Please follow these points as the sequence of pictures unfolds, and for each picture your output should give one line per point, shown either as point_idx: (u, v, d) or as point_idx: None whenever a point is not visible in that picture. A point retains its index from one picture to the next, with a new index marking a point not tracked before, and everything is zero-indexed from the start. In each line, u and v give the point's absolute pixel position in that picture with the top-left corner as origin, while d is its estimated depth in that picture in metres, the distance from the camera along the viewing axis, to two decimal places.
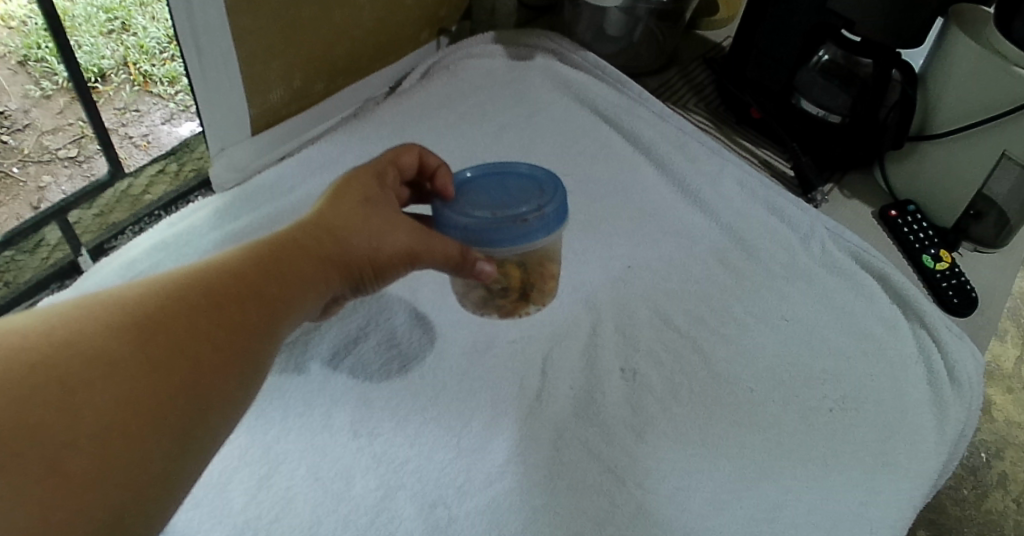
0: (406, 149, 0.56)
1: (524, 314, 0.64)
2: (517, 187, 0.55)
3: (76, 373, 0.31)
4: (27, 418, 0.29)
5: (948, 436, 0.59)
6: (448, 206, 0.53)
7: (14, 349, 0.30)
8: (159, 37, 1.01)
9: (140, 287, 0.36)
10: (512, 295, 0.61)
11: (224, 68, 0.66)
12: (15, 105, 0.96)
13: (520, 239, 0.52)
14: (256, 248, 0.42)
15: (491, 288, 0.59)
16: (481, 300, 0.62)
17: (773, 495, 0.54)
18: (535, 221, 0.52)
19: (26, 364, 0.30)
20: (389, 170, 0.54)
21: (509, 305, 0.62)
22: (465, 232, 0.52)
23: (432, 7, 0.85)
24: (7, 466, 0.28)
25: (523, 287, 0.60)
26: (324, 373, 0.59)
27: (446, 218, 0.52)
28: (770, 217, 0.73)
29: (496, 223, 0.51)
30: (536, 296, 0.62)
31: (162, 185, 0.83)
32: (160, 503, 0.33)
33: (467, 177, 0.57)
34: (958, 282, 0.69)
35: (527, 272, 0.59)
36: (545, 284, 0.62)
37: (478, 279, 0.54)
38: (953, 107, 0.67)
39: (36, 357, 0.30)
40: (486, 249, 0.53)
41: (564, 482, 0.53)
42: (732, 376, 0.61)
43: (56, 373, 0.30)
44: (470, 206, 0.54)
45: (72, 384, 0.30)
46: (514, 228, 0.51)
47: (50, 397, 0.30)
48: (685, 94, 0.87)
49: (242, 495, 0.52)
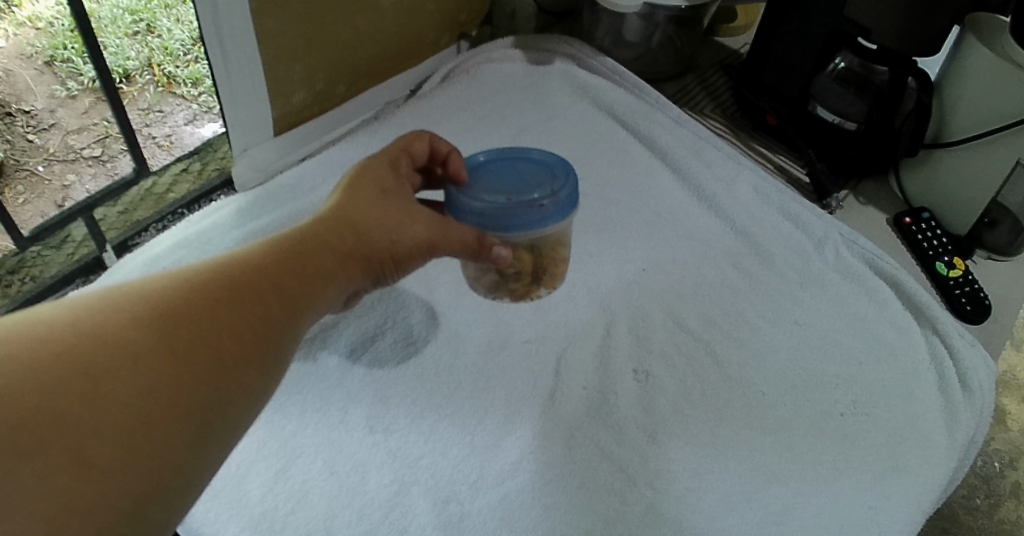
0: (416, 137, 0.57)
1: (535, 297, 0.66)
2: (530, 172, 0.56)
3: (100, 361, 0.32)
4: (53, 403, 0.30)
5: (959, 442, 0.59)
6: (461, 191, 0.54)
7: (40, 340, 0.31)
8: (183, 39, 1.03)
9: (163, 281, 0.37)
10: (524, 281, 0.63)
11: (248, 70, 0.68)
12: (41, 105, 0.98)
13: (535, 224, 0.53)
14: (275, 243, 0.43)
15: (505, 272, 0.61)
16: (494, 284, 0.64)
17: (782, 498, 0.54)
18: (549, 207, 0.53)
19: (53, 355, 0.31)
20: (401, 158, 0.55)
21: (522, 289, 0.64)
22: (481, 217, 0.52)
23: (452, 12, 0.86)
24: (35, 453, 0.29)
25: (535, 272, 0.62)
26: (342, 367, 0.60)
27: (460, 203, 0.53)
28: (784, 222, 0.73)
29: (512, 208, 0.52)
30: (548, 279, 0.64)
31: (185, 184, 0.84)
32: (183, 488, 0.34)
33: (478, 160, 0.58)
34: (972, 290, 0.69)
35: (538, 259, 0.60)
36: (555, 269, 0.64)
37: (494, 264, 0.54)
38: (967, 116, 0.67)
39: (61, 347, 0.31)
40: (501, 235, 0.53)
41: (576, 480, 0.54)
42: (744, 379, 0.61)
43: (81, 362, 0.31)
44: (483, 191, 0.54)
45: (97, 372, 0.32)
46: (529, 213, 0.52)
47: (76, 384, 0.31)
48: (702, 100, 0.88)
49: (259, 488, 0.53)
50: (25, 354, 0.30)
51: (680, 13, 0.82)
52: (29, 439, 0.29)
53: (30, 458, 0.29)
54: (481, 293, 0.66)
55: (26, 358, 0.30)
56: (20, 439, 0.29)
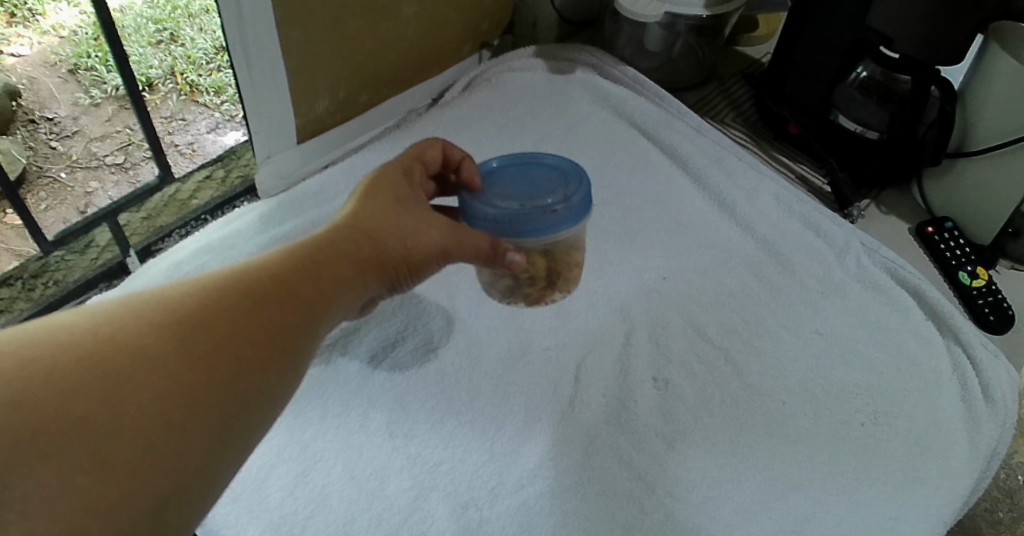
0: (429, 145, 0.57)
1: (551, 301, 0.66)
2: (543, 177, 0.56)
3: (118, 367, 0.32)
4: (71, 407, 0.30)
5: (982, 453, 0.58)
6: (476, 198, 0.54)
7: (61, 344, 0.32)
8: (206, 48, 1.05)
9: (183, 287, 0.38)
10: (539, 285, 0.63)
11: (272, 79, 0.69)
12: (65, 112, 1.00)
13: (549, 228, 0.53)
14: (292, 250, 0.43)
15: (520, 276, 0.61)
16: (510, 289, 0.64)
17: (802, 507, 0.54)
18: (563, 212, 0.53)
19: (74, 358, 0.31)
20: (416, 166, 0.55)
21: (538, 293, 0.64)
22: (495, 223, 0.53)
23: (474, 21, 0.87)
24: (54, 456, 0.29)
25: (550, 276, 0.62)
26: (363, 372, 0.60)
27: (475, 210, 0.53)
28: (805, 231, 0.73)
29: (525, 214, 0.52)
30: (563, 283, 0.64)
31: (208, 191, 0.85)
32: (198, 494, 0.34)
33: (491, 167, 0.58)
34: (995, 300, 0.68)
35: (554, 263, 0.60)
36: (570, 272, 0.64)
37: (507, 268, 0.54)
38: (991, 124, 0.67)
39: (82, 350, 0.32)
40: (516, 240, 0.54)
41: (595, 487, 0.54)
42: (764, 388, 0.61)
43: (100, 366, 0.32)
44: (497, 197, 0.55)
45: (114, 378, 0.32)
46: (542, 219, 0.53)
47: (93, 388, 0.31)
48: (723, 109, 0.88)
49: (279, 491, 0.53)
50: (47, 359, 0.31)
51: (701, 23, 0.82)
52: (48, 442, 0.29)
53: (47, 464, 0.29)
54: (499, 299, 0.66)
55: (45, 363, 0.31)
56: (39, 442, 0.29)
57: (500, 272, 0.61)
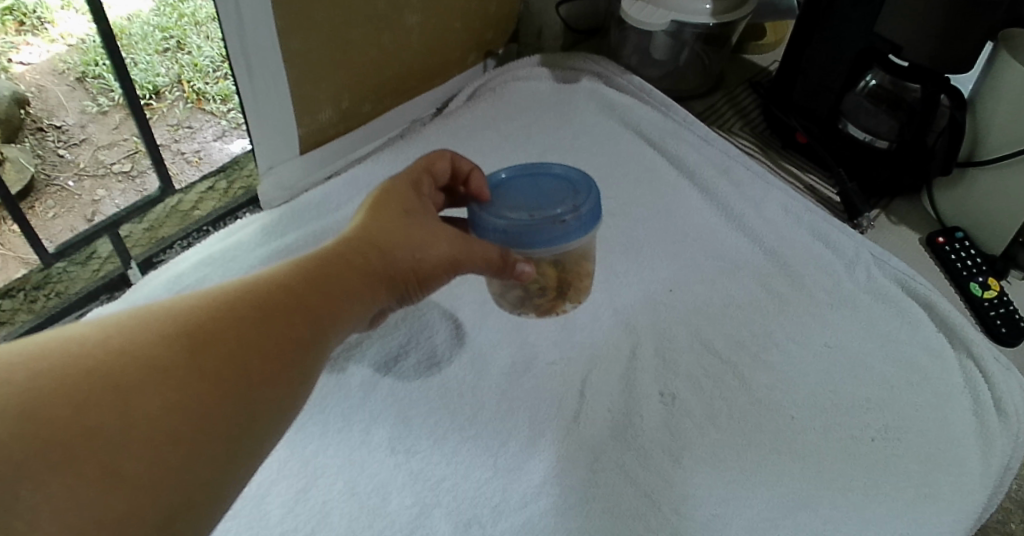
0: (438, 156, 0.56)
1: (561, 311, 0.65)
2: (552, 187, 0.55)
3: (128, 379, 0.31)
4: (81, 419, 0.29)
5: (994, 469, 0.56)
6: (484, 209, 0.54)
7: (71, 355, 0.31)
8: (213, 56, 1.05)
9: (194, 299, 0.37)
10: (549, 295, 0.62)
11: (275, 89, 0.68)
12: (73, 120, 1.00)
13: (557, 240, 0.52)
14: (302, 261, 0.42)
15: (529, 287, 0.60)
16: (520, 300, 0.63)
17: (811, 525, 0.53)
18: (572, 222, 0.52)
19: (84, 369, 0.31)
20: (424, 178, 0.55)
21: (547, 304, 0.63)
22: (504, 234, 0.52)
23: (479, 30, 0.86)
24: (63, 466, 0.28)
25: (559, 286, 0.61)
26: (367, 384, 0.60)
27: (483, 221, 0.53)
28: (814, 242, 0.72)
29: (534, 225, 0.51)
30: (572, 294, 0.63)
31: (211, 202, 0.85)
32: (207, 507, 0.33)
33: (500, 178, 0.58)
34: (1006, 311, 0.67)
35: (562, 273, 0.59)
36: (580, 282, 0.63)
37: (516, 279, 0.53)
38: (1004, 133, 0.66)
39: (93, 362, 0.31)
40: (525, 251, 0.53)
41: (599, 506, 0.53)
42: (773, 402, 0.60)
43: (110, 377, 0.31)
44: (506, 208, 0.54)
45: (125, 389, 0.31)
46: (551, 229, 0.52)
47: (103, 399, 0.30)
48: (731, 118, 0.87)
49: (279, 508, 0.52)
50: (57, 370, 0.30)
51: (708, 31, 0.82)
52: (57, 453, 0.28)
53: (58, 474, 0.28)
54: (505, 310, 0.65)
55: (55, 373, 0.30)
56: (47, 454, 0.28)
57: (508, 283, 0.60)
